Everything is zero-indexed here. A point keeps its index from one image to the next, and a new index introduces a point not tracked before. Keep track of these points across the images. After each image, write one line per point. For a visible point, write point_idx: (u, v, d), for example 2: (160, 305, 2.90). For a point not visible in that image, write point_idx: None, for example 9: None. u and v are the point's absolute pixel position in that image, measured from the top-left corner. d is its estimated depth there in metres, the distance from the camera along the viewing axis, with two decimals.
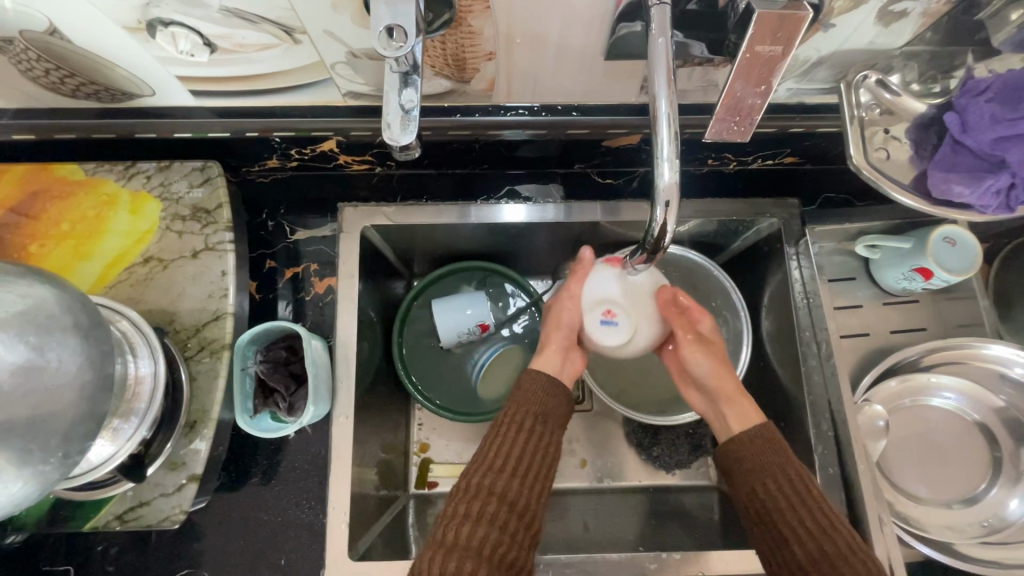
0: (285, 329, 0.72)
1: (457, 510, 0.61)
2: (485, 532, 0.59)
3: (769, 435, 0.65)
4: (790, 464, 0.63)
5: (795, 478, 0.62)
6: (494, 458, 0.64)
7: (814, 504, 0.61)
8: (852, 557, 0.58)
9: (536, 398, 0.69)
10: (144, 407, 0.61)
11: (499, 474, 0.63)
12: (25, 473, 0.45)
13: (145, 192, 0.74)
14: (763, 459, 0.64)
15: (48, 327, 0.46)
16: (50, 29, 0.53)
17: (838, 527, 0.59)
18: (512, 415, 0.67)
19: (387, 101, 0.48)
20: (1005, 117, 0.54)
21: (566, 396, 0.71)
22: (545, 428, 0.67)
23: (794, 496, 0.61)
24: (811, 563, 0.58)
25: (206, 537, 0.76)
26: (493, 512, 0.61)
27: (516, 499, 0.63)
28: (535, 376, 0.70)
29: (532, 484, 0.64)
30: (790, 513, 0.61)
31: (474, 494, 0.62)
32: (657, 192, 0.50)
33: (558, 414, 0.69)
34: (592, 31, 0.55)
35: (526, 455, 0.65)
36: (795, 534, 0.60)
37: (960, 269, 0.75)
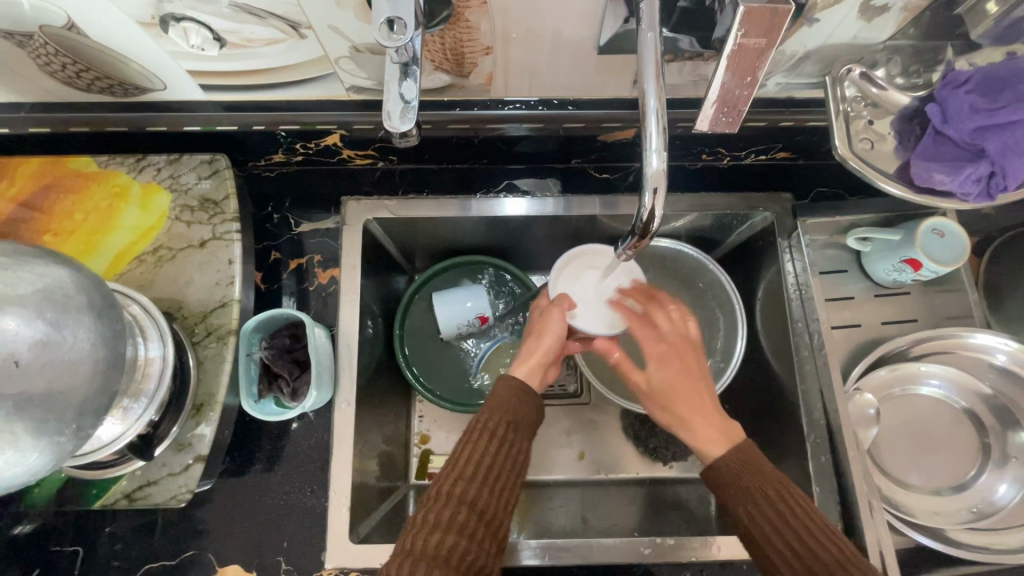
0: (290, 316, 0.75)
1: (426, 518, 0.58)
2: (454, 541, 0.57)
3: (749, 458, 0.62)
4: (771, 485, 0.60)
5: (777, 498, 0.59)
6: (465, 465, 0.61)
7: (800, 522, 0.58)
8: (842, 573, 0.55)
9: (508, 406, 0.66)
10: (153, 388, 0.63)
11: (471, 483, 0.60)
12: (41, 443, 0.47)
13: (155, 184, 0.76)
14: (745, 480, 0.61)
15: (64, 305, 0.49)
16: (68, 24, 0.56)
17: (825, 539, 0.57)
18: (485, 422, 0.64)
19: (387, 91, 0.50)
20: (983, 108, 0.57)
21: (537, 403, 0.68)
22: (517, 435, 0.65)
23: (775, 515, 0.59)
24: None
25: (211, 520, 0.78)
26: (462, 522, 0.59)
27: (485, 506, 0.60)
28: (508, 381, 0.67)
29: (501, 491, 0.62)
30: (775, 537, 0.58)
31: (443, 502, 0.59)
32: (645, 179, 0.52)
33: (528, 422, 0.67)
34: (585, 26, 0.57)
35: (498, 464, 0.63)
36: (783, 553, 0.58)
37: (947, 259, 0.77)
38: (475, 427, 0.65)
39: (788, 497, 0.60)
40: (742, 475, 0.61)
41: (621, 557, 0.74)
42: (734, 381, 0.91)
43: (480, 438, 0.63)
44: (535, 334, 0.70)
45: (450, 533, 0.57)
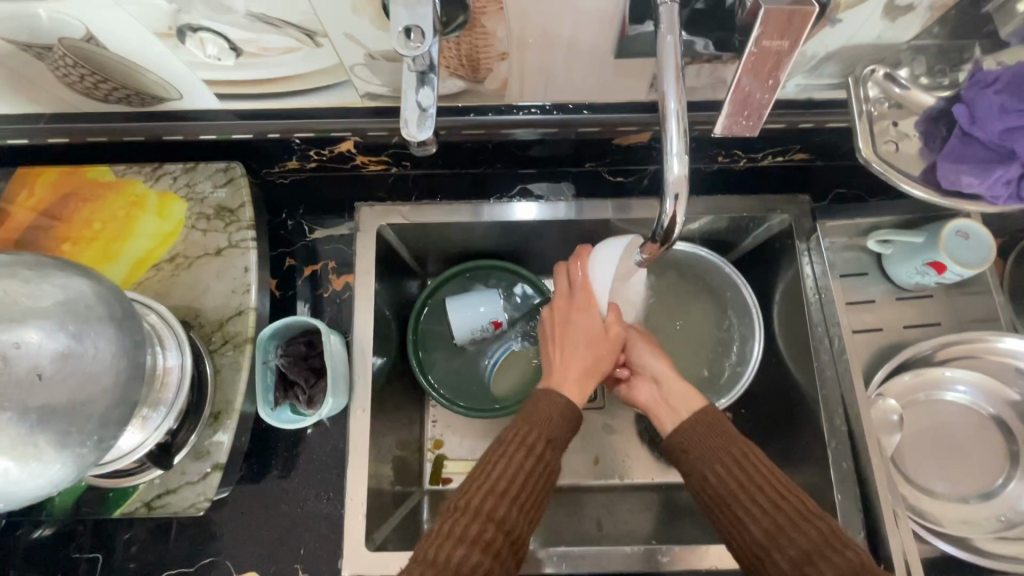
0: (305, 324, 0.75)
1: (451, 531, 0.56)
2: (479, 560, 0.55)
3: (718, 419, 0.65)
4: (734, 445, 0.63)
5: (741, 458, 0.61)
6: (496, 480, 0.60)
7: (761, 479, 0.60)
8: (802, 524, 0.56)
9: (548, 421, 0.65)
10: (171, 397, 0.64)
11: (499, 499, 0.59)
12: (65, 454, 0.48)
13: (171, 192, 0.76)
14: (710, 443, 0.63)
15: (85, 317, 0.49)
16: (87, 36, 0.56)
17: (788, 495, 0.58)
18: (522, 435, 0.64)
19: (405, 99, 0.50)
20: (1014, 108, 0.54)
21: (574, 422, 0.68)
22: (553, 455, 0.64)
23: (741, 473, 0.60)
24: (768, 539, 0.57)
25: (227, 526, 0.78)
26: (489, 539, 0.57)
27: (511, 526, 0.59)
28: (553, 398, 0.67)
29: (527, 510, 0.61)
30: (741, 493, 0.60)
31: (469, 516, 0.58)
32: (666, 185, 0.51)
33: (564, 443, 0.66)
34: (602, 31, 0.57)
35: (531, 480, 0.61)
36: (750, 510, 0.59)
37: (973, 261, 0.76)
38: (507, 440, 0.64)
39: (756, 458, 0.62)
40: (706, 440, 0.64)
41: (639, 566, 0.74)
42: (752, 386, 0.89)
43: (517, 451, 0.62)
44: (583, 354, 0.71)
45: (474, 549, 0.55)
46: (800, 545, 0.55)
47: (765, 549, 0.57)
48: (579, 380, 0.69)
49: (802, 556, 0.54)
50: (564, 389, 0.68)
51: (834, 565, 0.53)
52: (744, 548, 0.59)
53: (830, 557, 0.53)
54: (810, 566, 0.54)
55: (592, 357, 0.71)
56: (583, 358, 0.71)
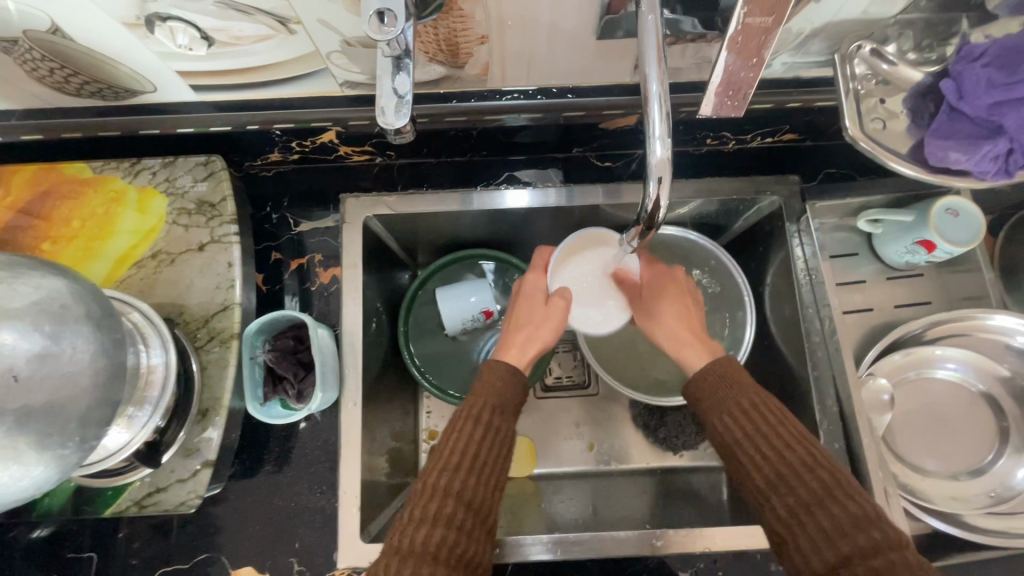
0: (292, 318, 0.74)
1: (413, 514, 0.56)
2: (442, 536, 0.55)
3: (733, 367, 0.64)
4: (744, 395, 0.62)
5: (749, 409, 0.61)
6: (449, 456, 0.60)
7: (770, 430, 0.59)
8: (807, 475, 0.55)
9: (496, 391, 0.65)
10: (156, 396, 0.63)
11: (457, 473, 0.59)
12: (45, 456, 0.47)
13: (151, 188, 0.75)
14: (720, 394, 0.63)
15: (61, 317, 0.48)
16: (52, 27, 0.54)
17: (794, 444, 0.57)
18: (469, 408, 0.63)
19: (380, 85, 0.49)
20: (1000, 81, 0.55)
21: (522, 388, 0.67)
22: (503, 421, 0.63)
23: (750, 423, 0.60)
24: (768, 487, 0.57)
25: (222, 522, 0.78)
26: (450, 514, 0.56)
27: (472, 497, 0.58)
28: (491, 365, 0.67)
29: (487, 481, 0.60)
30: (746, 442, 0.59)
31: (430, 495, 0.57)
32: (649, 168, 0.50)
33: (515, 409, 0.66)
34: (582, 13, 0.55)
35: (483, 450, 0.61)
36: (753, 459, 0.58)
37: (963, 239, 0.75)
38: (461, 416, 0.63)
39: (765, 407, 0.60)
40: (718, 385, 0.63)
41: (634, 549, 0.74)
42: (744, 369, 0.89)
43: (464, 428, 0.62)
44: (531, 326, 0.70)
45: (437, 527, 0.55)
46: (801, 495, 0.55)
47: (762, 494, 0.57)
48: (519, 347, 0.69)
49: (800, 505, 0.54)
50: (506, 358, 0.69)
51: (835, 517, 0.52)
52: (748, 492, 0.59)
53: (830, 510, 0.53)
54: (807, 517, 0.53)
55: (534, 325, 0.70)
56: (523, 329, 0.70)
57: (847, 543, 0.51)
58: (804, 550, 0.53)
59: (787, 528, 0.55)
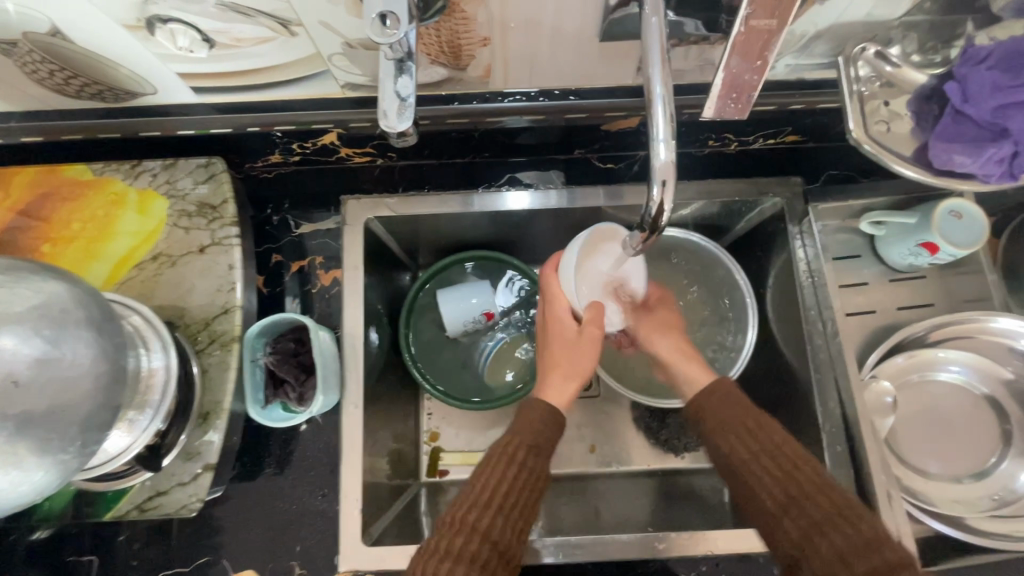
0: (294, 321, 0.74)
1: (438, 546, 0.56)
2: (465, 571, 0.55)
3: (734, 392, 0.66)
4: (749, 417, 0.63)
5: (756, 430, 0.62)
6: (480, 493, 0.60)
7: (778, 451, 0.60)
8: (816, 495, 0.56)
9: (532, 432, 0.66)
10: (157, 399, 0.62)
11: (486, 510, 0.59)
12: (46, 461, 0.47)
13: (152, 190, 0.75)
14: (725, 416, 0.64)
15: (62, 321, 0.48)
16: (52, 30, 0.54)
17: (802, 464, 0.58)
18: (502, 447, 0.64)
19: (382, 88, 0.49)
20: (1005, 85, 0.55)
21: (559, 428, 0.68)
22: (537, 463, 0.64)
23: (756, 445, 0.61)
24: (778, 508, 0.57)
25: (223, 524, 0.78)
26: (474, 551, 0.56)
27: (499, 537, 0.58)
28: (535, 405, 0.68)
29: (515, 521, 0.60)
30: (755, 466, 0.60)
31: (456, 528, 0.57)
32: (652, 172, 0.50)
33: (548, 450, 0.66)
34: (585, 15, 0.55)
35: (515, 489, 0.61)
36: (764, 481, 0.59)
37: (966, 242, 0.75)
38: (490, 454, 0.64)
39: (772, 432, 0.62)
40: (719, 410, 0.65)
41: (636, 553, 0.74)
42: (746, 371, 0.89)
43: (496, 463, 0.62)
44: (566, 364, 0.70)
45: (460, 562, 0.55)
46: (812, 515, 0.55)
47: (775, 516, 0.57)
48: (558, 386, 0.70)
49: (812, 526, 0.54)
50: (548, 397, 0.70)
51: (846, 537, 0.52)
52: (757, 515, 0.59)
53: (842, 529, 0.53)
54: (819, 537, 0.54)
55: (567, 363, 0.70)
56: (561, 366, 0.71)
57: (862, 562, 0.51)
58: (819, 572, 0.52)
59: (800, 550, 0.54)
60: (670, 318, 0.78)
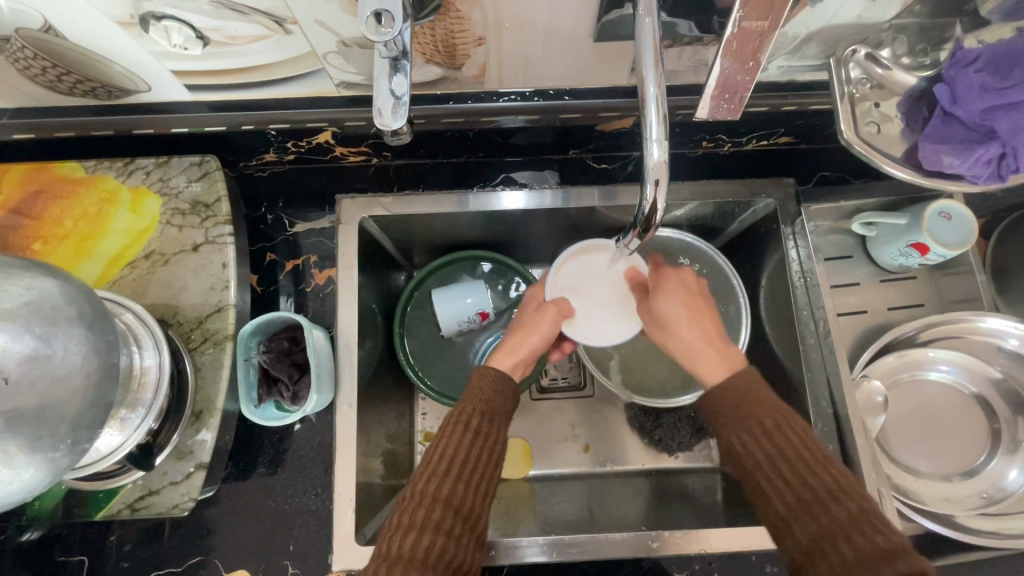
0: (287, 319, 0.73)
1: (401, 519, 0.56)
2: (431, 541, 0.55)
3: (758, 388, 0.62)
4: (767, 415, 0.59)
5: (773, 429, 0.58)
6: (438, 462, 0.60)
7: (794, 453, 0.57)
8: (832, 502, 0.53)
9: (484, 398, 0.65)
10: (150, 397, 0.62)
11: (445, 478, 0.58)
12: (36, 459, 0.46)
13: (145, 187, 0.74)
14: (740, 412, 0.60)
15: (53, 318, 0.48)
16: (45, 26, 0.54)
17: (819, 469, 0.55)
18: (457, 415, 0.63)
19: (377, 87, 0.49)
20: (993, 87, 0.56)
21: (512, 391, 0.68)
22: (492, 427, 0.63)
23: (771, 446, 0.58)
24: (789, 513, 0.55)
25: (215, 524, 0.77)
26: (439, 520, 0.56)
27: (460, 503, 0.58)
28: (481, 372, 0.68)
29: (477, 486, 0.60)
30: (771, 466, 0.57)
31: (418, 501, 0.57)
32: (646, 171, 0.50)
33: (504, 414, 0.66)
34: (579, 16, 0.55)
35: (473, 455, 0.61)
36: (775, 482, 0.56)
37: (955, 242, 0.76)
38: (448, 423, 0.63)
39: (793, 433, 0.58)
40: (736, 403, 0.61)
41: (629, 552, 0.74)
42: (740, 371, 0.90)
43: (454, 431, 0.62)
44: (521, 330, 0.70)
45: (425, 533, 0.55)
46: (823, 523, 0.53)
47: (783, 520, 0.55)
48: (508, 351, 0.70)
49: (823, 535, 0.52)
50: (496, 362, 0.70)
51: (859, 548, 0.50)
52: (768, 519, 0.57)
53: (854, 540, 0.51)
54: (830, 547, 0.52)
55: (524, 330, 0.70)
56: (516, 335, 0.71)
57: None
58: None
59: (807, 557, 0.53)
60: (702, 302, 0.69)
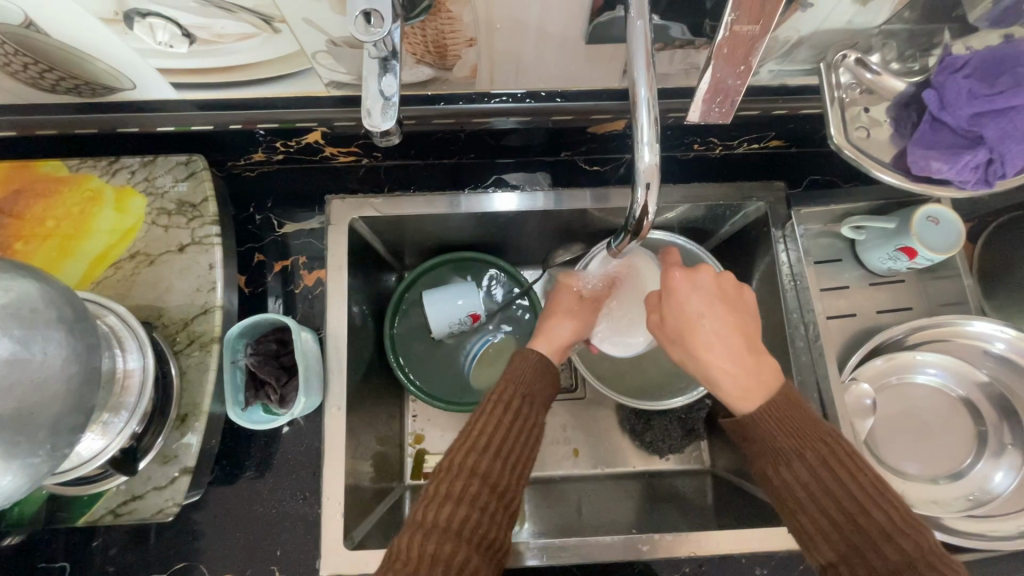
0: (275, 321, 0.72)
1: (438, 489, 0.57)
2: (466, 514, 0.56)
3: (796, 418, 0.59)
4: (812, 449, 0.57)
5: (819, 466, 0.56)
6: (477, 436, 0.61)
7: (843, 493, 0.55)
8: (887, 544, 0.52)
9: (523, 378, 0.66)
10: (134, 400, 0.61)
11: (483, 454, 0.59)
12: (13, 465, 0.45)
13: (130, 187, 0.73)
14: (779, 446, 0.58)
15: (31, 320, 0.46)
16: (26, 22, 0.52)
17: (872, 509, 0.54)
18: (499, 393, 0.64)
19: (366, 87, 0.48)
20: (981, 93, 0.56)
21: (553, 372, 0.69)
22: (531, 408, 0.64)
23: (816, 484, 0.56)
24: (840, 555, 0.54)
25: (201, 529, 0.76)
26: (474, 493, 0.57)
27: (496, 478, 0.59)
28: (524, 354, 0.69)
29: (512, 464, 0.60)
30: (816, 506, 0.55)
31: (456, 473, 0.58)
32: (638, 174, 0.50)
33: (543, 397, 0.66)
34: (570, 18, 0.55)
35: (510, 434, 0.61)
36: (822, 523, 0.55)
37: (943, 246, 0.76)
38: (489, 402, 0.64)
39: (838, 466, 0.56)
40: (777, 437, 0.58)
41: (619, 555, 0.74)
42: None
43: (493, 408, 0.63)
44: (562, 315, 0.75)
45: (462, 504, 0.56)
46: (878, 567, 0.52)
47: (833, 562, 0.55)
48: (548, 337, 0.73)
49: None
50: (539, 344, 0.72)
51: None
52: (813, 555, 0.57)
53: None
54: None
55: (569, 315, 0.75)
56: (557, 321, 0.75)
57: None
58: None
59: None
60: (736, 308, 0.64)
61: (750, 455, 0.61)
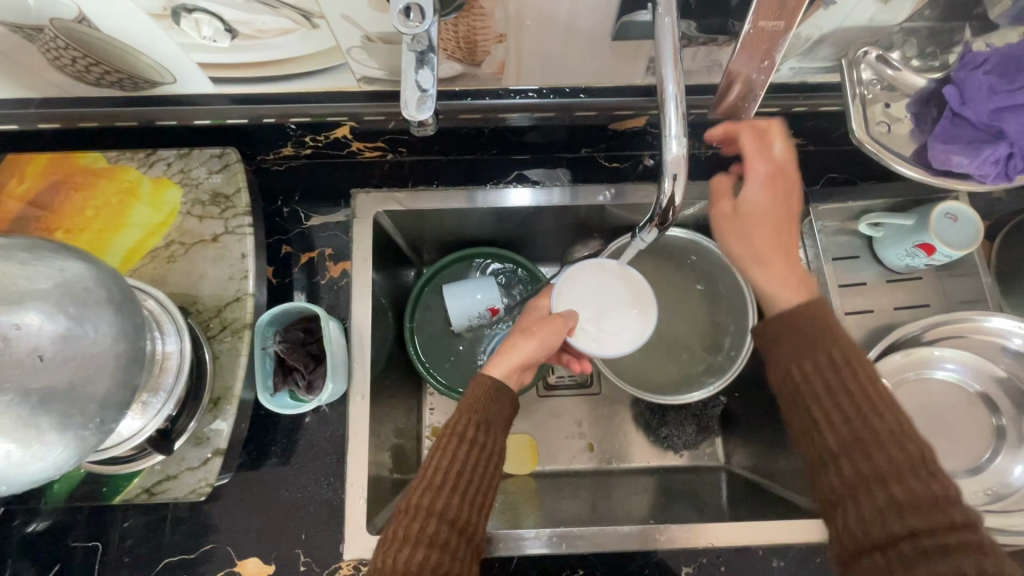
0: (303, 310, 0.75)
1: (397, 532, 0.57)
2: (426, 555, 0.56)
3: (822, 317, 0.60)
4: (836, 348, 0.59)
5: (840, 363, 0.58)
6: (434, 473, 0.60)
7: (858, 389, 0.57)
8: (893, 444, 0.54)
9: (479, 409, 0.64)
10: (171, 382, 0.63)
11: (440, 492, 0.59)
12: (66, 436, 0.47)
13: (166, 178, 0.76)
14: (805, 341, 0.60)
15: (84, 299, 0.49)
16: (79, 17, 0.55)
17: (883, 412, 0.55)
18: (453, 426, 0.63)
19: (404, 79, 0.50)
20: (1002, 88, 0.57)
21: (510, 400, 0.67)
22: (488, 437, 0.63)
23: (834, 378, 0.58)
24: (842, 446, 0.56)
25: (227, 512, 0.78)
26: (433, 534, 0.57)
27: (455, 515, 0.59)
28: (477, 381, 0.66)
29: (471, 498, 0.60)
30: (826, 397, 0.57)
31: (414, 513, 0.58)
32: (665, 166, 0.52)
33: (499, 425, 0.65)
34: (598, 16, 0.57)
35: (467, 467, 0.61)
36: (830, 417, 0.57)
37: (961, 243, 0.76)
38: (443, 435, 0.63)
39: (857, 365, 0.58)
40: (802, 331, 0.60)
41: (637, 544, 0.74)
42: (747, 369, 0.91)
43: (448, 443, 0.62)
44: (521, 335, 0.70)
45: (421, 545, 0.56)
46: (878, 462, 0.53)
47: (832, 454, 0.56)
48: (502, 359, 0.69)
49: (874, 473, 0.53)
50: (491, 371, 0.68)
51: (913, 492, 0.51)
52: (811, 449, 0.59)
53: (910, 483, 0.51)
54: (880, 486, 0.52)
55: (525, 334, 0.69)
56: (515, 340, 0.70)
57: (920, 518, 0.50)
58: (865, 518, 0.53)
59: (851, 490, 0.54)
60: (792, 211, 0.64)
61: (770, 348, 0.62)
